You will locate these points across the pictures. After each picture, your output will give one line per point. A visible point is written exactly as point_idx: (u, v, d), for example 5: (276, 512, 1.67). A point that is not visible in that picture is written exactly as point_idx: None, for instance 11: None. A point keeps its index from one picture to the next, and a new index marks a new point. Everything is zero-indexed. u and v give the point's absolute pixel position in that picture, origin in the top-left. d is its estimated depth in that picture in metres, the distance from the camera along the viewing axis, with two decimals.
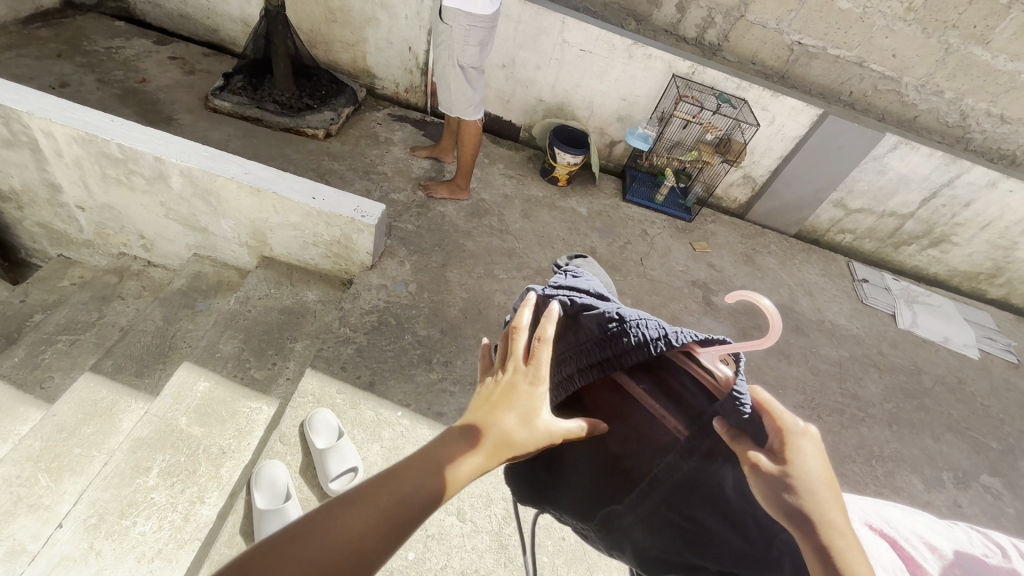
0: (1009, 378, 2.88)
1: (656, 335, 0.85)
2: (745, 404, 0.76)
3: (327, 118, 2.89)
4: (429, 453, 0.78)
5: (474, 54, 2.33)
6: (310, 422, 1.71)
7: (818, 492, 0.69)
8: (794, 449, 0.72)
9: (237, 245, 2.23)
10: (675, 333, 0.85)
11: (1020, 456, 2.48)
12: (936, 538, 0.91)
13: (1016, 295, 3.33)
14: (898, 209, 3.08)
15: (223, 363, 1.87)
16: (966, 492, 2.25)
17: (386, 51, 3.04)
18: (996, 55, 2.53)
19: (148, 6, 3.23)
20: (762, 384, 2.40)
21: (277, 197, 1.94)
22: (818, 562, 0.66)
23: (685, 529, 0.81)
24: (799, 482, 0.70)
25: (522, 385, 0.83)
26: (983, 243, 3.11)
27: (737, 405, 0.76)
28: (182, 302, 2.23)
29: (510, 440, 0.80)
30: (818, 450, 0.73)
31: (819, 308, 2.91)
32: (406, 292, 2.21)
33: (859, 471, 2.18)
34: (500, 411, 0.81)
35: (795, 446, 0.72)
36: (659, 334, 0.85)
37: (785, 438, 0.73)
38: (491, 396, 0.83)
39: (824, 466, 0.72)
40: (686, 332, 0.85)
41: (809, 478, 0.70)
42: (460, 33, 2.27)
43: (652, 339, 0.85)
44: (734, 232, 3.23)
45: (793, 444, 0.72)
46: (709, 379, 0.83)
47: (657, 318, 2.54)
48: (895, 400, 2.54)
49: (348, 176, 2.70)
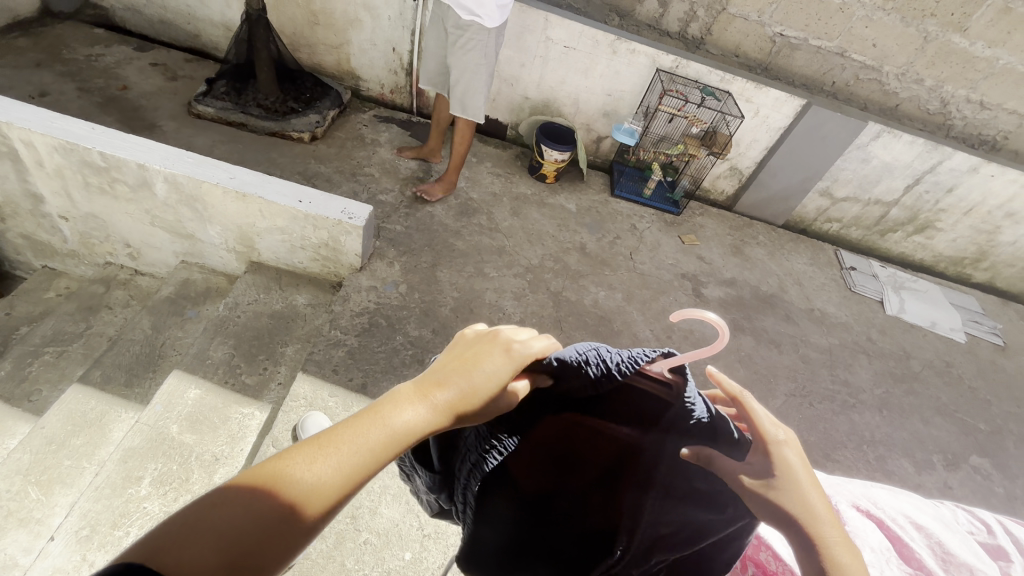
0: (996, 360, 2.92)
1: (587, 358, 0.76)
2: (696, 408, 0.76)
3: (312, 121, 2.88)
4: (370, 414, 0.66)
5: (484, 59, 2.34)
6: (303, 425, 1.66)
7: (805, 495, 0.70)
8: (777, 459, 0.72)
9: (224, 250, 2.21)
10: (609, 355, 0.78)
11: (1008, 436, 2.52)
12: (921, 518, 0.93)
13: (1000, 278, 3.38)
14: (882, 197, 3.11)
15: (214, 369, 1.86)
16: (956, 474, 2.28)
17: (370, 53, 3.03)
18: (974, 41, 2.57)
19: (128, 13, 3.20)
20: (752, 373, 2.42)
21: (264, 201, 1.93)
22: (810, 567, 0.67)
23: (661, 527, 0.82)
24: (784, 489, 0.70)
25: (493, 352, 0.72)
26: (966, 228, 3.16)
27: (690, 410, 0.76)
28: (170, 310, 2.22)
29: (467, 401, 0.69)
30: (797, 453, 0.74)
31: (808, 297, 2.94)
32: (396, 293, 2.21)
33: (850, 456, 2.20)
34: (463, 371, 0.70)
35: (775, 452, 0.73)
36: (591, 356, 0.77)
37: (766, 445, 0.73)
38: (461, 357, 0.72)
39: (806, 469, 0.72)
40: (621, 354, 0.79)
41: (791, 480, 0.71)
42: (469, 41, 2.28)
43: (585, 364, 0.76)
44: (722, 224, 3.25)
45: (773, 450, 0.73)
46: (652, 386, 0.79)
47: (648, 311, 2.55)
48: (885, 386, 2.57)
49: (335, 178, 2.69)
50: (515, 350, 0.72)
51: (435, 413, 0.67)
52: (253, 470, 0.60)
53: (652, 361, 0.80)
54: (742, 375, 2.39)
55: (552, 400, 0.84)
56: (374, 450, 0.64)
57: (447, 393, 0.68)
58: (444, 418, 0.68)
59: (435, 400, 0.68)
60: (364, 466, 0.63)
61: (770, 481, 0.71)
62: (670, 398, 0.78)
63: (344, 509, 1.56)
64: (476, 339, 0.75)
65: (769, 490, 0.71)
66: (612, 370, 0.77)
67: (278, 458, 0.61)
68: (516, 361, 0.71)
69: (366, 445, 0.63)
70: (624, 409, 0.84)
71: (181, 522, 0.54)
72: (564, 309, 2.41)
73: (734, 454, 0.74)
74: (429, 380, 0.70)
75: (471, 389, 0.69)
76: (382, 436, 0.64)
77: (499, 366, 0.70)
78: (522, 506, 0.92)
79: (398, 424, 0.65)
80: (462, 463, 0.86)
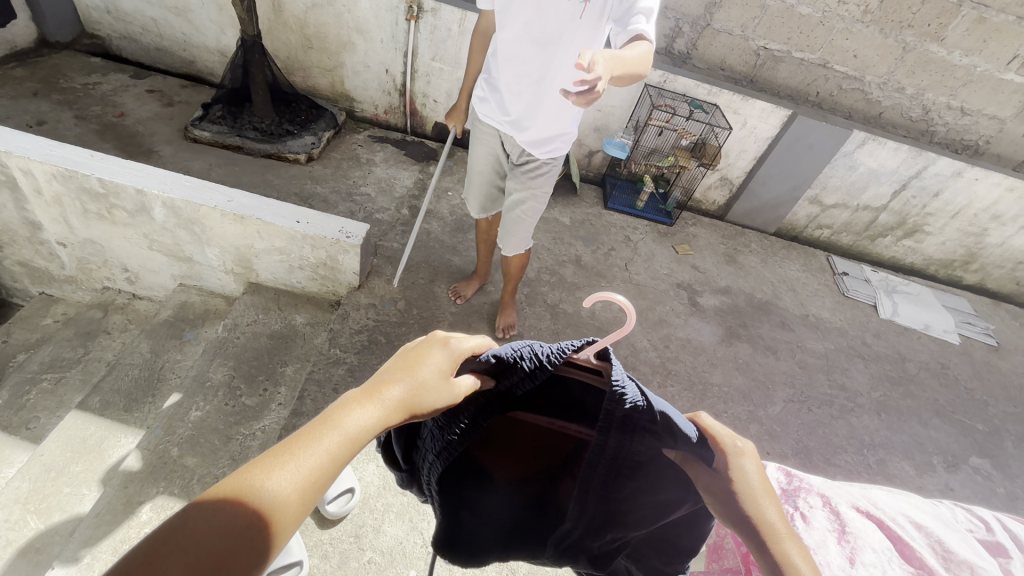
0: (990, 360, 2.95)
1: (516, 356, 0.78)
2: (625, 392, 0.74)
3: (308, 142, 2.93)
4: (323, 422, 0.60)
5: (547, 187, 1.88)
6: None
7: (759, 500, 0.70)
8: (737, 469, 0.72)
9: (222, 272, 2.22)
10: (536, 347, 0.79)
11: (1006, 436, 2.53)
12: (920, 517, 0.94)
13: (990, 279, 3.43)
14: (871, 203, 3.17)
15: (214, 392, 1.86)
16: (956, 475, 2.29)
17: (364, 75, 3.08)
18: (951, 50, 2.66)
19: (123, 42, 3.25)
20: (751, 380, 2.44)
21: (261, 223, 1.95)
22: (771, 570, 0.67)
23: (621, 511, 0.82)
24: (743, 496, 0.70)
25: (433, 349, 0.73)
26: (954, 231, 3.21)
27: (618, 395, 0.74)
28: (169, 333, 2.22)
29: (420, 398, 0.68)
30: (756, 465, 0.74)
31: (802, 303, 2.97)
32: (395, 310, 2.23)
33: (852, 460, 2.21)
34: (410, 369, 0.69)
35: (734, 464, 0.73)
36: (518, 353, 0.78)
37: (725, 458, 0.73)
38: (407, 357, 0.71)
39: (764, 480, 0.73)
40: (548, 346, 0.79)
41: (746, 492, 0.71)
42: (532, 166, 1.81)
43: (514, 361, 0.78)
44: (714, 234, 3.29)
45: (732, 463, 0.72)
46: (586, 373, 0.82)
47: (645, 321, 2.57)
48: (882, 389, 2.59)
49: (332, 199, 2.72)
50: (455, 346, 0.74)
51: (391, 411, 0.64)
52: (202, 496, 0.52)
53: (581, 349, 0.81)
54: (740, 382, 2.41)
55: (490, 401, 0.80)
56: (338, 456, 0.59)
57: (400, 389, 0.66)
58: (398, 414, 0.65)
59: (388, 397, 0.65)
60: (329, 474, 0.58)
61: (732, 493, 0.71)
62: (602, 381, 0.81)
63: (348, 527, 1.55)
64: (419, 342, 0.75)
65: (736, 501, 0.70)
66: (544, 363, 0.77)
67: (230, 479, 0.54)
68: (455, 353, 0.73)
69: (327, 452, 0.59)
70: (559, 396, 0.87)
71: (142, 559, 0.46)
72: (562, 321, 2.42)
73: (703, 464, 0.75)
74: (380, 380, 0.67)
75: (420, 384, 0.68)
76: (341, 441, 0.60)
77: (442, 359, 0.72)
78: (497, 492, 0.94)
79: (356, 426, 0.61)
80: (424, 462, 0.87)
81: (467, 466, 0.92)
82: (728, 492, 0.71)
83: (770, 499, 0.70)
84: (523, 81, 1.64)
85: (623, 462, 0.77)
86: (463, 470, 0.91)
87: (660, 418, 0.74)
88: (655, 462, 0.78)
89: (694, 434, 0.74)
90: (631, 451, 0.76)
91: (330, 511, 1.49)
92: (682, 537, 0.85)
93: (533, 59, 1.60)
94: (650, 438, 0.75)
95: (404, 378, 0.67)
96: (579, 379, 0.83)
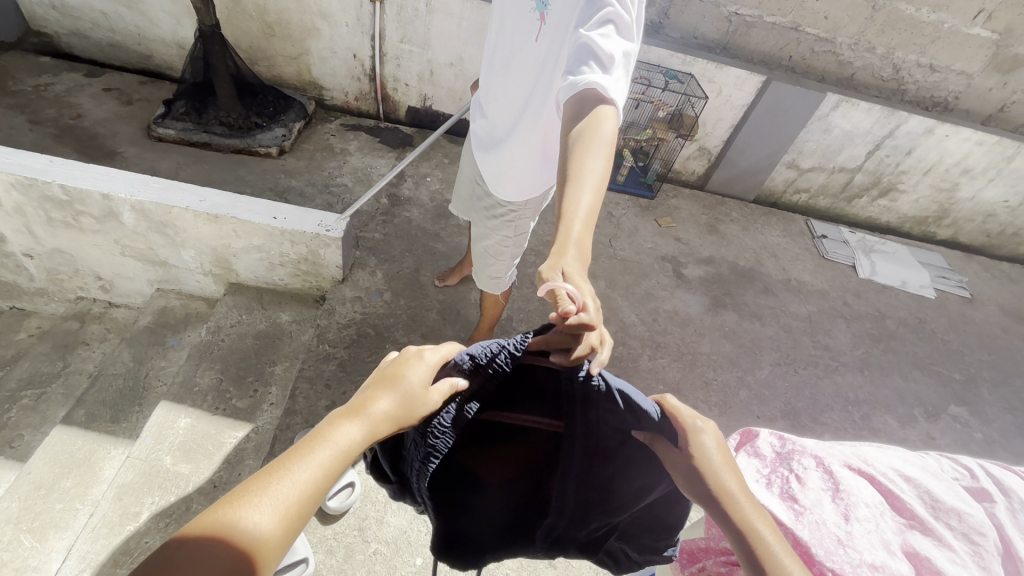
0: (965, 312, 3.05)
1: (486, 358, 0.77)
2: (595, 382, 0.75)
3: (278, 135, 2.84)
4: (309, 440, 0.61)
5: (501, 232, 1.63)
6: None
7: (717, 472, 0.73)
8: (696, 445, 0.74)
9: (201, 274, 2.17)
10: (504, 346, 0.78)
11: (982, 383, 2.63)
12: (909, 470, 0.97)
13: (962, 233, 3.51)
14: (846, 164, 3.21)
15: (203, 397, 1.83)
16: (937, 424, 2.38)
17: (331, 61, 2.99)
18: (920, 7, 2.67)
19: (73, 38, 3.09)
20: (738, 347, 2.48)
21: (237, 221, 1.90)
22: (734, 538, 0.71)
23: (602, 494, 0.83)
24: (703, 470, 0.73)
25: (408, 364, 0.73)
26: (927, 188, 3.28)
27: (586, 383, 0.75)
28: (151, 340, 2.17)
29: (406, 408, 0.68)
30: (715, 436, 0.76)
31: (784, 268, 3.02)
32: (382, 302, 2.20)
33: (838, 417, 2.28)
34: (391, 382, 0.69)
35: (693, 439, 0.74)
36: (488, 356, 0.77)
37: (685, 435, 0.75)
38: (384, 371, 0.71)
39: (721, 450, 0.76)
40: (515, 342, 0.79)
41: (708, 466, 0.73)
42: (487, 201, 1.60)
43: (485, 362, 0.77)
44: (695, 204, 3.31)
45: (692, 440, 0.74)
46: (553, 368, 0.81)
47: (632, 295, 2.58)
48: (864, 346, 2.66)
49: (308, 192, 2.65)
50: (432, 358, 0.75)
51: (379, 424, 0.65)
52: (193, 526, 0.53)
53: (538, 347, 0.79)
54: (727, 349, 2.45)
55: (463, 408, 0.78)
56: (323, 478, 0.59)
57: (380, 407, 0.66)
58: (386, 426, 0.66)
59: (370, 414, 0.65)
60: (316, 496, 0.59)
61: (694, 469, 0.73)
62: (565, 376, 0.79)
63: (351, 522, 1.56)
64: (393, 359, 0.75)
65: (699, 476, 0.73)
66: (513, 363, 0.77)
67: (217, 507, 0.55)
68: (432, 364, 0.74)
69: (316, 468, 0.59)
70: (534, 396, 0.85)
71: None
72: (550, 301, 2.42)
73: (667, 442, 0.76)
74: (361, 396, 0.67)
75: (404, 394, 0.68)
76: (332, 455, 0.61)
77: (422, 372, 0.72)
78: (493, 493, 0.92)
79: (343, 441, 0.62)
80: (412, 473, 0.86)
81: (456, 473, 0.90)
82: (692, 468, 0.73)
83: (728, 475, 0.74)
84: (489, 99, 1.44)
85: (598, 445, 0.79)
86: (450, 480, 0.89)
87: (625, 402, 0.76)
88: (626, 442, 0.80)
89: (657, 413, 0.77)
90: (603, 434, 0.78)
91: (331, 506, 1.50)
92: (668, 514, 0.87)
93: (498, 77, 1.39)
94: (617, 421, 0.77)
95: (385, 391, 0.68)
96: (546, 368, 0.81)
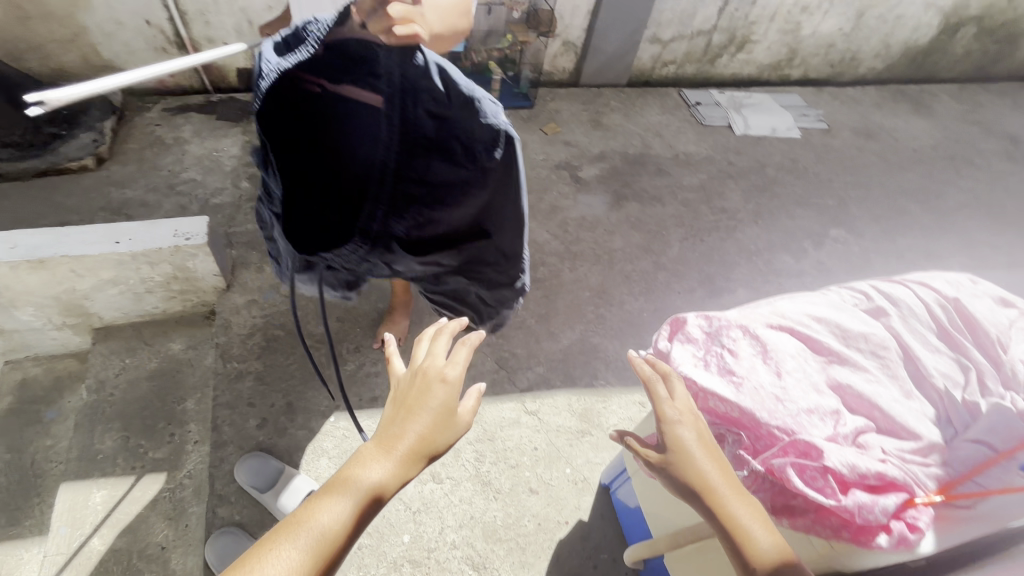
0: (826, 142, 3.34)
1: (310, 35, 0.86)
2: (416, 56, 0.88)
3: (87, 141, 2.36)
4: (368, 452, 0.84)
5: None
6: (213, 559, 1.44)
7: (694, 461, 0.81)
8: (672, 439, 0.82)
9: (53, 331, 1.83)
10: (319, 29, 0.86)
11: (851, 203, 2.95)
12: (818, 310, 1.02)
13: (812, 69, 3.76)
14: (702, 27, 3.24)
15: (111, 463, 1.61)
16: (824, 250, 2.66)
17: (120, 35, 2.46)
18: None
19: None
20: (648, 233, 2.56)
21: (70, 258, 1.58)
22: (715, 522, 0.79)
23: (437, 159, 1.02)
24: (678, 464, 0.82)
25: (429, 386, 0.87)
26: (775, 34, 3.42)
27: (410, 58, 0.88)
28: (23, 420, 1.85)
29: (439, 425, 0.86)
30: (693, 426, 0.84)
31: (670, 145, 3.09)
32: (282, 297, 2.00)
33: (746, 271, 2.47)
34: (424, 401, 0.86)
35: (669, 433, 0.83)
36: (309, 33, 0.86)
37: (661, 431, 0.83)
38: (417, 387, 0.88)
39: (701, 438, 0.83)
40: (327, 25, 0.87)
41: (686, 458, 0.81)
42: None
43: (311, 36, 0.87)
44: (575, 103, 3.24)
45: (666, 433, 0.83)
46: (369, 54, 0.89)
47: (538, 213, 2.54)
48: (753, 199, 2.86)
49: (151, 199, 2.27)
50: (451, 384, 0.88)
51: (420, 443, 0.84)
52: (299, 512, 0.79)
53: (345, 22, 0.84)
54: (639, 239, 2.52)
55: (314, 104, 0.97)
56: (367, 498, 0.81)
57: (405, 429, 0.84)
58: (425, 441, 0.85)
59: (396, 449, 0.83)
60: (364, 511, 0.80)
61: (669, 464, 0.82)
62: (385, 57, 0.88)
63: None
64: (420, 369, 0.90)
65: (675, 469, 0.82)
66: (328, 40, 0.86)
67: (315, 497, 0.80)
68: (452, 387, 0.87)
69: (376, 480, 0.82)
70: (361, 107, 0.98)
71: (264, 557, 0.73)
72: None
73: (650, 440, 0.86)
74: (402, 412, 0.87)
75: (436, 415, 0.86)
76: (386, 470, 0.82)
77: (443, 398, 0.86)
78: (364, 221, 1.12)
79: (394, 460, 0.83)
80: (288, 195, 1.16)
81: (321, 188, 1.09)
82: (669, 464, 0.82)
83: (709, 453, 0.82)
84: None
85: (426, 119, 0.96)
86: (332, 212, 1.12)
87: (439, 72, 0.91)
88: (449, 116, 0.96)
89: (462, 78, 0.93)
90: (420, 98, 0.93)
91: None
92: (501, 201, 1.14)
93: None
94: (430, 90, 0.92)
95: (421, 412, 0.86)
96: (358, 41, 0.86)
